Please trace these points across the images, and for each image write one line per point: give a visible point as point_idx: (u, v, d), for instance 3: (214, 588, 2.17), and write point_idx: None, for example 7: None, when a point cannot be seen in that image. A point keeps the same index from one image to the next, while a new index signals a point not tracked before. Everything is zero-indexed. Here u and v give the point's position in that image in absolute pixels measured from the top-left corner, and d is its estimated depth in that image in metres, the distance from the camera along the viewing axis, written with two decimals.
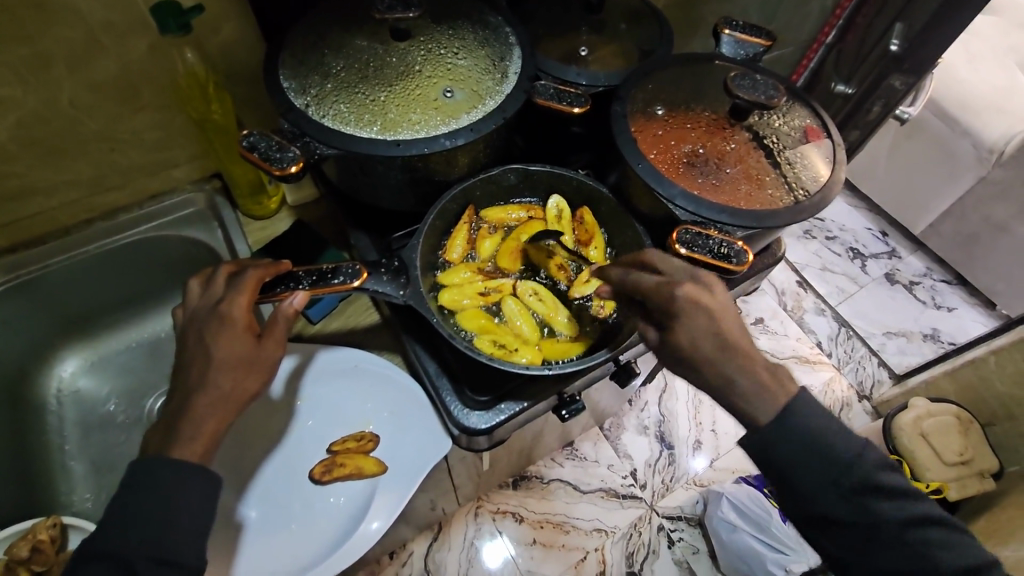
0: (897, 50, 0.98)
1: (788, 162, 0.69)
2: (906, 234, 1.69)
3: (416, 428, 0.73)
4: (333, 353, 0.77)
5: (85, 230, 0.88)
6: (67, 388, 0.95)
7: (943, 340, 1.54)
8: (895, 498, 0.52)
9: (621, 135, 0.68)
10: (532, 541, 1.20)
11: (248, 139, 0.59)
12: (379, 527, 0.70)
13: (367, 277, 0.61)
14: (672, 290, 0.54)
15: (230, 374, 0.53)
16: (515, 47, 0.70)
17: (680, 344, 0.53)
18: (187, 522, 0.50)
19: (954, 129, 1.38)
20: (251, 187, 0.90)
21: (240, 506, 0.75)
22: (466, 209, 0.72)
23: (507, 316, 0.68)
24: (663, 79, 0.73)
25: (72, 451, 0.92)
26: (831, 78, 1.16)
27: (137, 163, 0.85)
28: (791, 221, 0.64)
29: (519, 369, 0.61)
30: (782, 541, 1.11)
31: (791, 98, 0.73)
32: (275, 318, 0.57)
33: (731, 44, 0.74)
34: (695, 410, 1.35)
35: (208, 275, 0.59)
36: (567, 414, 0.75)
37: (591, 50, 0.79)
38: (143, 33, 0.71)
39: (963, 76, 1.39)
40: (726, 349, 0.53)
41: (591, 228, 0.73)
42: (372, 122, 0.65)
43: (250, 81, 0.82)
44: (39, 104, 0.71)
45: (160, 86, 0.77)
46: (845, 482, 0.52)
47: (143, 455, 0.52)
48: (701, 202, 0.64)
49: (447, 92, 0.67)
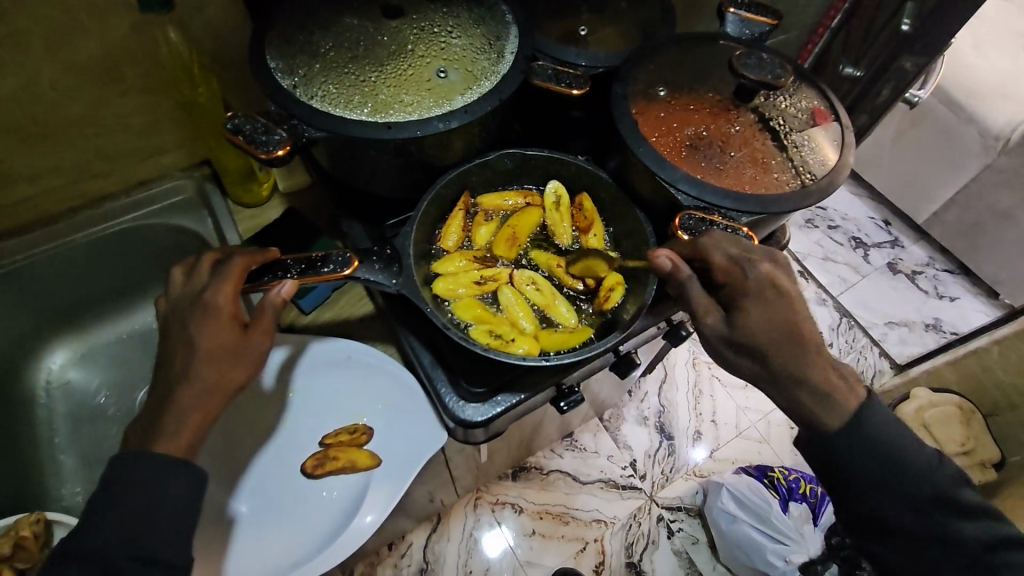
0: (908, 30, 0.94)
1: (795, 146, 0.66)
2: (909, 223, 1.67)
3: (411, 420, 0.71)
4: (326, 343, 0.74)
5: (71, 219, 0.85)
6: (56, 380, 0.93)
7: (945, 330, 1.52)
8: (965, 516, 0.55)
9: (622, 118, 0.65)
10: (531, 532, 1.19)
11: (233, 121, 0.57)
12: (373, 520, 0.68)
13: (358, 266, 0.59)
14: (751, 267, 0.56)
15: (214, 365, 0.51)
16: (511, 25, 0.67)
17: (744, 326, 0.54)
18: (171, 518, 0.48)
19: (959, 116, 1.36)
20: (240, 174, 0.87)
21: (232, 500, 0.73)
22: (462, 195, 0.70)
23: (504, 306, 0.66)
24: (666, 60, 0.70)
25: (61, 443, 0.91)
26: (837, 61, 1.14)
27: (123, 149, 0.83)
28: (798, 206, 0.62)
29: (516, 360, 0.59)
30: (783, 532, 1.10)
31: (798, 79, 0.70)
32: (263, 308, 0.55)
33: (736, 24, 0.72)
34: (695, 400, 1.34)
35: (192, 264, 0.57)
36: (566, 406, 0.71)
37: (591, 30, 0.76)
38: (125, 13, 0.68)
39: (970, 61, 1.36)
40: (798, 345, 0.54)
41: (590, 215, 0.71)
42: (362, 103, 0.62)
43: (237, 62, 0.80)
44: (18, 87, 0.69)
45: (144, 69, 0.75)
46: (913, 496, 0.55)
47: (124, 449, 0.50)
48: (705, 187, 0.62)
49: (441, 73, 0.65)
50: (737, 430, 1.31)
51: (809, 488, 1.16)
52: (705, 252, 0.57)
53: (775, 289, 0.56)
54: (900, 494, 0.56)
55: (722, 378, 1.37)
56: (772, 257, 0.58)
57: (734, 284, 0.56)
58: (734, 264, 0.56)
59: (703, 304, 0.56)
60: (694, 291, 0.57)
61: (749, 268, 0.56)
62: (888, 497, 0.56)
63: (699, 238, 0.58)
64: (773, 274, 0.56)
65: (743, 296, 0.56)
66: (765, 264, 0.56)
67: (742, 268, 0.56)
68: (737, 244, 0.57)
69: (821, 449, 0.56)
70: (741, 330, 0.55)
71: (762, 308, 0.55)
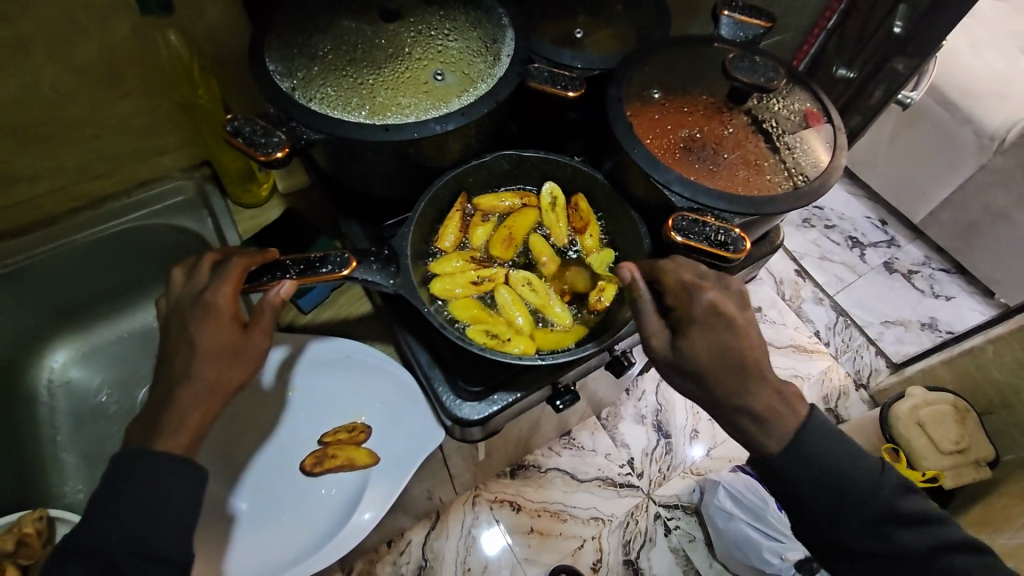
0: (900, 32, 0.96)
1: (788, 147, 0.67)
2: (905, 222, 1.68)
3: (408, 419, 0.72)
4: (325, 343, 0.75)
5: (72, 219, 0.86)
6: (58, 379, 0.94)
7: (941, 328, 1.53)
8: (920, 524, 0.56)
9: (617, 121, 0.66)
10: (529, 530, 1.20)
11: (233, 124, 0.58)
12: (372, 517, 0.69)
13: (356, 266, 0.60)
14: (698, 293, 0.57)
15: (215, 364, 0.52)
16: (507, 28, 0.68)
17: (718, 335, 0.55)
18: (172, 515, 0.49)
19: (955, 116, 1.37)
20: (240, 175, 0.88)
21: (231, 498, 0.74)
22: (459, 196, 0.71)
23: (500, 306, 0.67)
24: (661, 63, 0.71)
25: (64, 442, 0.92)
26: (832, 63, 1.15)
27: (124, 149, 0.84)
28: (790, 207, 0.62)
29: (512, 359, 0.59)
30: (778, 529, 1.12)
31: (791, 81, 0.71)
32: (262, 308, 0.55)
33: (730, 26, 0.73)
34: (692, 399, 1.35)
35: (192, 264, 0.58)
36: (562, 405, 0.72)
37: (587, 32, 0.77)
38: (126, 15, 0.69)
39: (965, 61, 1.37)
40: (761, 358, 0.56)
41: (586, 216, 0.72)
42: (360, 106, 0.63)
43: (236, 64, 0.80)
44: (20, 88, 0.69)
45: (145, 71, 0.75)
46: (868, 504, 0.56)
47: (125, 448, 0.51)
48: (698, 188, 0.63)
49: (438, 75, 0.66)
50: None
51: None
52: (658, 276, 0.59)
53: (720, 316, 0.56)
54: (886, 492, 0.57)
55: None
56: (723, 285, 0.59)
57: (683, 309, 0.57)
58: (682, 289, 0.57)
59: (652, 326, 0.57)
60: (644, 312, 0.57)
61: (697, 294, 0.57)
62: (873, 495, 0.57)
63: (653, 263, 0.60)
64: (718, 301, 0.56)
65: (690, 323, 0.56)
66: (712, 291, 0.57)
67: (688, 294, 0.57)
68: (692, 271, 0.59)
69: (809, 448, 0.58)
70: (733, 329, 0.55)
71: (708, 334, 0.55)
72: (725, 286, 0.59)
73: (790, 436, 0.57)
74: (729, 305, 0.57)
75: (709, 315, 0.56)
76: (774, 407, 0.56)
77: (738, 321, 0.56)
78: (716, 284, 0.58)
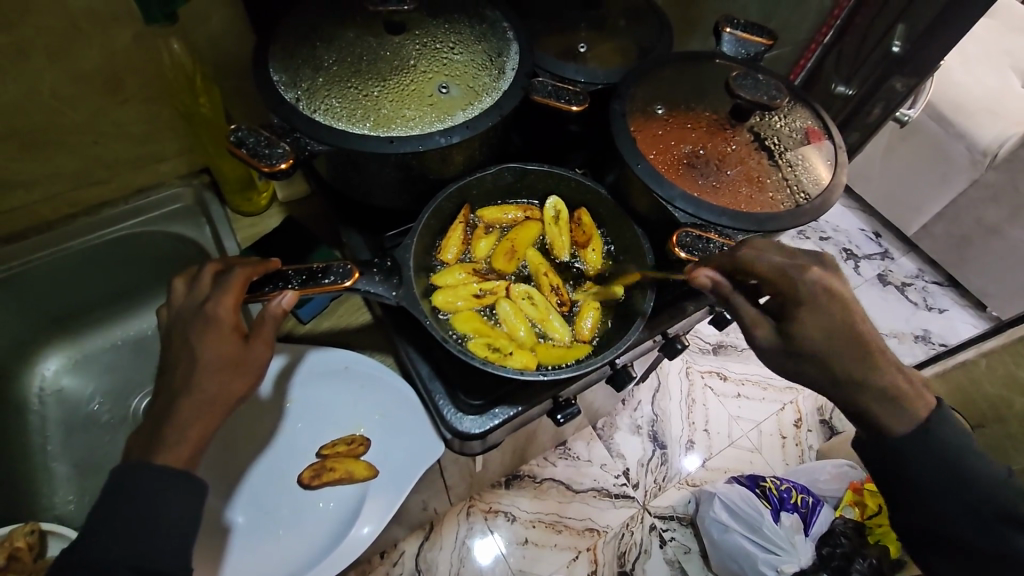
0: (898, 52, 0.97)
1: (789, 164, 0.67)
2: (898, 235, 1.69)
3: (408, 433, 0.71)
4: (323, 354, 0.75)
5: (68, 225, 0.85)
6: (49, 387, 0.92)
7: (934, 342, 1.54)
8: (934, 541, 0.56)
9: (620, 135, 0.66)
10: (524, 541, 1.19)
11: (236, 134, 0.58)
12: (370, 531, 0.68)
13: (359, 278, 0.60)
14: (800, 275, 0.52)
15: (216, 376, 0.52)
16: (512, 42, 0.68)
17: None
18: (171, 530, 0.49)
19: (948, 132, 1.38)
20: (240, 183, 0.87)
21: (227, 510, 0.73)
22: (462, 208, 0.71)
23: (502, 319, 0.67)
24: (663, 78, 0.72)
25: (54, 452, 0.90)
26: (829, 79, 1.15)
27: (122, 156, 0.83)
28: (792, 225, 0.63)
29: (514, 374, 0.59)
30: (772, 541, 1.10)
31: (792, 98, 0.72)
32: (264, 319, 0.55)
33: (732, 43, 0.73)
34: (688, 409, 1.35)
35: (194, 274, 0.58)
36: (562, 418, 0.73)
37: (589, 46, 0.77)
38: (127, 22, 0.68)
39: (958, 78, 1.38)
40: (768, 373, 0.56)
41: (589, 230, 0.72)
42: (365, 118, 0.63)
43: (237, 72, 0.80)
44: (20, 95, 0.69)
45: (147, 78, 0.75)
46: None
47: (126, 461, 0.50)
48: (701, 205, 0.63)
49: (443, 88, 0.66)
50: (729, 439, 1.32)
51: (800, 498, 1.16)
52: (747, 267, 0.54)
53: (831, 294, 0.52)
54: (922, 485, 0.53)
55: (715, 388, 1.39)
56: (819, 259, 0.55)
57: (786, 293, 0.53)
58: (780, 274, 0.53)
59: (753, 318, 0.54)
60: (742, 305, 0.55)
61: (800, 276, 0.52)
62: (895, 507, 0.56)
63: (734, 254, 0.56)
64: (827, 280, 0.52)
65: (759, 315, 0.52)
66: (816, 269, 0.53)
67: (792, 279, 0.52)
68: (780, 254, 0.54)
69: None
70: (792, 332, 0.52)
71: (821, 315, 0.51)
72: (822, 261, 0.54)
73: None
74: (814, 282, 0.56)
75: (821, 294, 0.52)
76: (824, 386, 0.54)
77: (846, 296, 0.52)
78: (814, 259, 0.54)
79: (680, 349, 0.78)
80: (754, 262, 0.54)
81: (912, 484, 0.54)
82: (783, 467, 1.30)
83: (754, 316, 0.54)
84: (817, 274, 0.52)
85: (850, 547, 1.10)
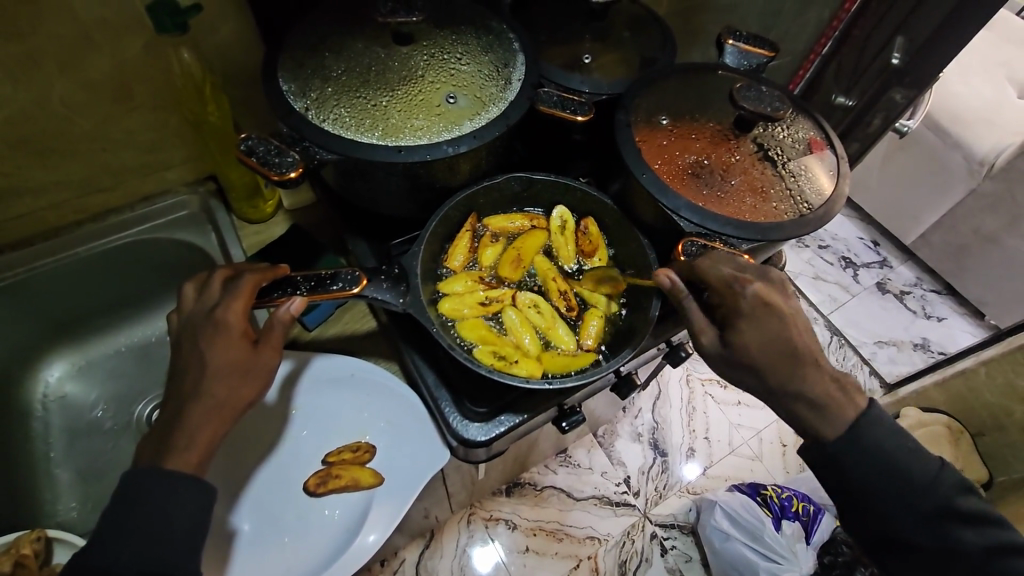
0: (898, 63, 0.98)
1: (792, 174, 0.68)
2: (896, 244, 1.70)
3: (416, 441, 0.72)
4: (330, 360, 0.75)
5: (74, 232, 0.86)
6: (53, 394, 0.92)
7: (933, 349, 1.55)
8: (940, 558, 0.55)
9: (625, 144, 0.67)
10: (525, 549, 1.19)
11: (247, 143, 0.58)
12: (376, 539, 0.68)
13: (366, 284, 0.60)
14: (743, 287, 0.56)
15: (225, 382, 0.52)
16: (518, 53, 0.69)
17: (737, 354, 0.55)
18: (178, 534, 0.49)
19: (944, 141, 1.39)
20: (247, 190, 0.88)
21: (232, 517, 0.73)
22: (468, 217, 0.72)
23: (508, 328, 0.68)
24: (666, 89, 0.73)
25: (58, 459, 0.89)
26: (829, 89, 1.16)
27: (129, 162, 0.83)
28: (796, 233, 0.64)
29: (518, 381, 0.60)
30: (773, 549, 1.10)
31: (794, 109, 0.73)
32: (272, 324, 0.56)
33: (734, 55, 0.75)
34: (688, 417, 1.35)
35: (204, 280, 0.58)
36: (567, 425, 0.74)
37: (594, 57, 0.78)
38: (137, 32, 0.69)
39: (955, 88, 1.40)
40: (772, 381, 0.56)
41: (595, 239, 0.73)
42: (373, 127, 0.63)
43: (247, 81, 0.81)
44: (28, 103, 0.69)
45: (156, 86, 0.76)
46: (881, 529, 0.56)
47: (136, 464, 0.50)
48: (706, 214, 0.64)
49: (450, 99, 0.66)
50: (730, 447, 1.33)
51: (802, 506, 1.16)
52: (698, 275, 0.58)
53: (766, 308, 0.55)
54: (915, 494, 0.54)
55: (716, 396, 1.39)
56: (766, 275, 0.58)
57: (728, 303, 0.56)
58: (726, 284, 0.56)
59: (699, 324, 0.57)
60: (690, 312, 0.57)
61: (742, 288, 0.56)
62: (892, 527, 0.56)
63: (691, 262, 0.59)
64: (764, 293, 0.56)
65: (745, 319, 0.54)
66: (757, 283, 0.56)
67: (735, 290, 0.56)
68: (731, 265, 0.58)
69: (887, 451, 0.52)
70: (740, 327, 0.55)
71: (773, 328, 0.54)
72: (766, 276, 0.58)
73: (820, 429, 0.55)
74: (774, 294, 0.57)
75: (758, 308, 0.55)
76: (829, 396, 0.54)
77: (785, 309, 0.56)
78: (759, 274, 0.57)
79: (683, 357, 0.77)
80: (705, 270, 0.57)
81: (908, 493, 0.54)
82: (784, 475, 1.31)
83: (699, 325, 0.57)
84: (758, 289, 0.56)
85: (850, 555, 1.12)
